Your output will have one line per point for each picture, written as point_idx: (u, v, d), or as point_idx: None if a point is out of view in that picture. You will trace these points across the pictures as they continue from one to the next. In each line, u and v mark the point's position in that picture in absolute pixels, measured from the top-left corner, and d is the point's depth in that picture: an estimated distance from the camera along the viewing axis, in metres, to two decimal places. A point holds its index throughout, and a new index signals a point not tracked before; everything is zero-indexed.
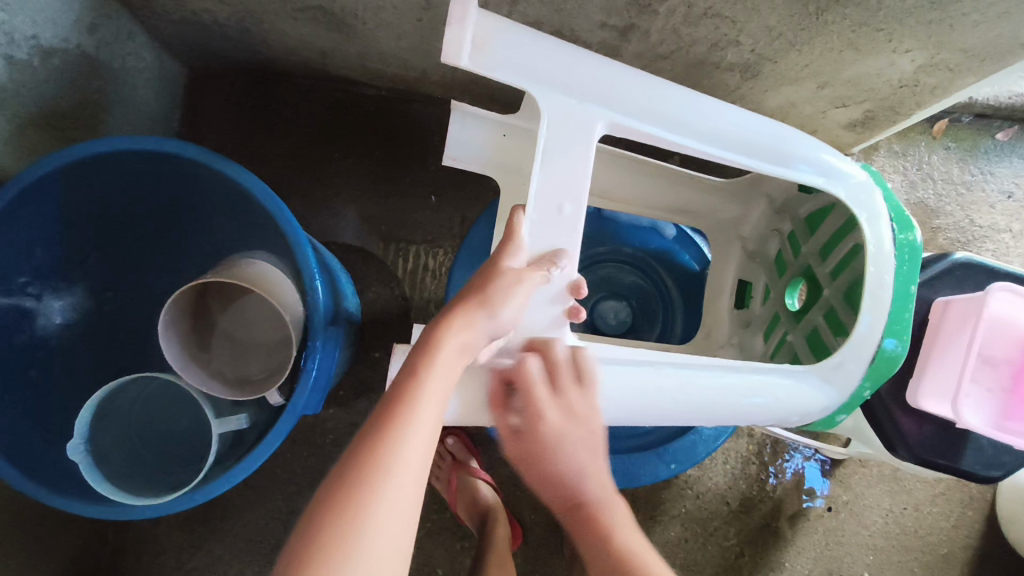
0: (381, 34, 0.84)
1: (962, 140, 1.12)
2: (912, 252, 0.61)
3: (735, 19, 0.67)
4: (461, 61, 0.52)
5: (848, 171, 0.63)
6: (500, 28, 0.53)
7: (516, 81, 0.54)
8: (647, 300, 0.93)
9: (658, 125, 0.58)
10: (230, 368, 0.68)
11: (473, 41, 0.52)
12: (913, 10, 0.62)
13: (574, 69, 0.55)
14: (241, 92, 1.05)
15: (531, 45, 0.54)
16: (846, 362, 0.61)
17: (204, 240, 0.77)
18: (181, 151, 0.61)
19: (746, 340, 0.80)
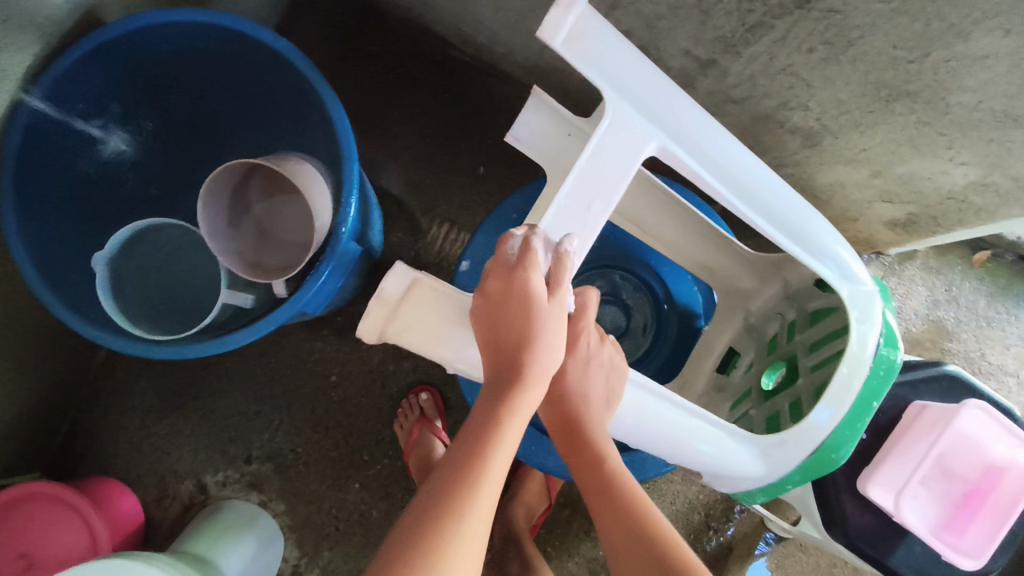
0: (484, 1, 0.89)
1: (998, 276, 1.13)
2: (887, 373, 0.59)
3: (810, 82, 0.70)
4: (553, 42, 0.54)
5: (860, 277, 0.61)
6: (599, 26, 0.55)
7: (596, 79, 0.55)
8: (639, 331, 0.87)
9: (705, 168, 0.59)
10: (250, 252, 0.71)
11: (571, 29, 0.54)
12: (977, 123, 0.63)
13: (646, 89, 0.57)
14: (339, 18, 1.11)
15: (619, 51, 0.56)
16: (789, 443, 0.60)
17: (263, 134, 0.82)
18: (274, 43, 0.66)
19: (714, 405, 0.77)
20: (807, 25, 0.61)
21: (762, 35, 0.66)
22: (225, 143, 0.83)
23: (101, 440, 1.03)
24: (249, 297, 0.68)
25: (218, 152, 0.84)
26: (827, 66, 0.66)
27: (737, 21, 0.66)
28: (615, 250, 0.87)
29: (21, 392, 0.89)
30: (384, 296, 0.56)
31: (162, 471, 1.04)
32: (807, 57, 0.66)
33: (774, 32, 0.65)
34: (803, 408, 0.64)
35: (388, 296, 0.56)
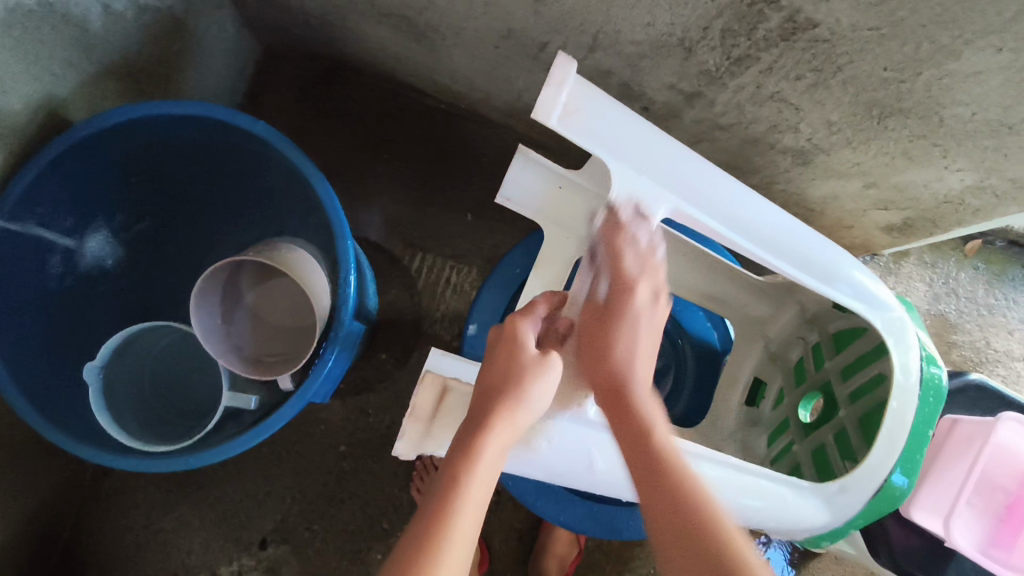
0: (456, 52, 0.88)
1: (992, 263, 1.13)
2: (939, 398, 0.58)
3: (799, 107, 0.69)
4: (548, 121, 0.52)
5: (889, 303, 0.60)
6: (590, 96, 0.53)
7: (596, 151, 0.54)
8: (658, 374, 0.84)
9: (724, 224, 0.58)
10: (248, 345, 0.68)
11: (564, 106, 0.52)
12: (972, 133, 0.63)
13: (648, 150, 0.56)
14: (309, 80, 1.10)
15: (613, 117, 0.54)
16: (851, 489, 0.58)
17: (246, 216, 0.79)
18: (252, 126, 0.64)
19: (750, 441, 0.74)
20: (794, 55, 0.61)
21: (748, 67, 0.65)
22: (209, 227, 0.80)
23: (104, 543, 0.98)
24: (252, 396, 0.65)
25: (201, 238, 0.80)
26: (816, 91, 0.65)
27: (721, 55, 0.65)
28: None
29: (15, 508, 0.84)
30: (415, 404, 0.57)
31: (173, 567, 0.99)
32: (794, 84, 0.66)
33: (760, 63, 0.64)
34: (851, 442, 0.62)
35: (419, 402, 0.57)
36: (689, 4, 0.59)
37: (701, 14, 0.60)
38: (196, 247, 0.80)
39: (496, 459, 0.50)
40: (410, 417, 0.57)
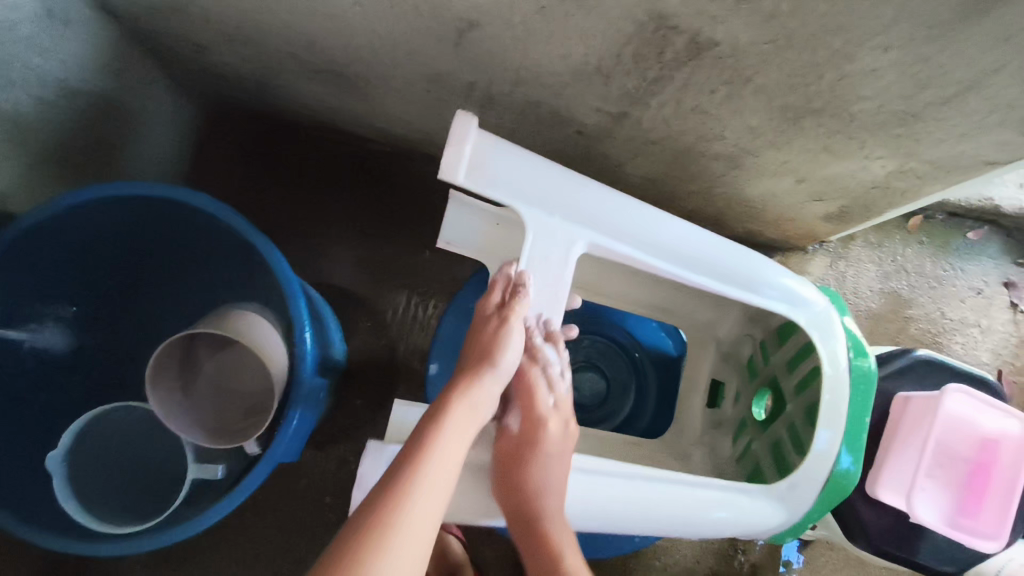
0: (390, 98, 0.90)
1: (936, 236, 1.17)
2: (869, 383, 0.61)
3: (720, 116, 0.72)
4: (456, 178, 0.55)
5: (812, 299, 0.64)
6: (499, 146, 0.56)
7: (506, 199, 0.57)
8: (620, 390, 0.86)
9: (640, 251, 0.62)
10: (210, 412, 0.67)
11: (470, 160, 0.55)
12: (881, 124, 0.66)
13: (561, 191, 0.59)
14: (253, 139, 1.12)
15: (522, 163, 0.57)
16: (799, 484, 0.61)
17: (198, 284, 0.79)
18: (193, 199, 0.65)
19: (716, 442, 0.75)
20: (704, 70, 0.63)
21: (664, 86, 0.68)
22: (165, 298, 0.80)
23: None
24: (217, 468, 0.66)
25: (157, 312, 0.81)
26: (731, 101, 0.68)
27: (638, 77, 0.68)
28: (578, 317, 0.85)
29: None
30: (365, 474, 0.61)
31: None
32: (711, 96, 0.68)
33: (674, 81, 0.67)
34: (801, 432, 0.63)
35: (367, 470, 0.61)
36: (598, 34, 0.61)
37: (610, 43, 0.62)
38: (153, 320, 0.80)
39: (451, 462, 0.53)
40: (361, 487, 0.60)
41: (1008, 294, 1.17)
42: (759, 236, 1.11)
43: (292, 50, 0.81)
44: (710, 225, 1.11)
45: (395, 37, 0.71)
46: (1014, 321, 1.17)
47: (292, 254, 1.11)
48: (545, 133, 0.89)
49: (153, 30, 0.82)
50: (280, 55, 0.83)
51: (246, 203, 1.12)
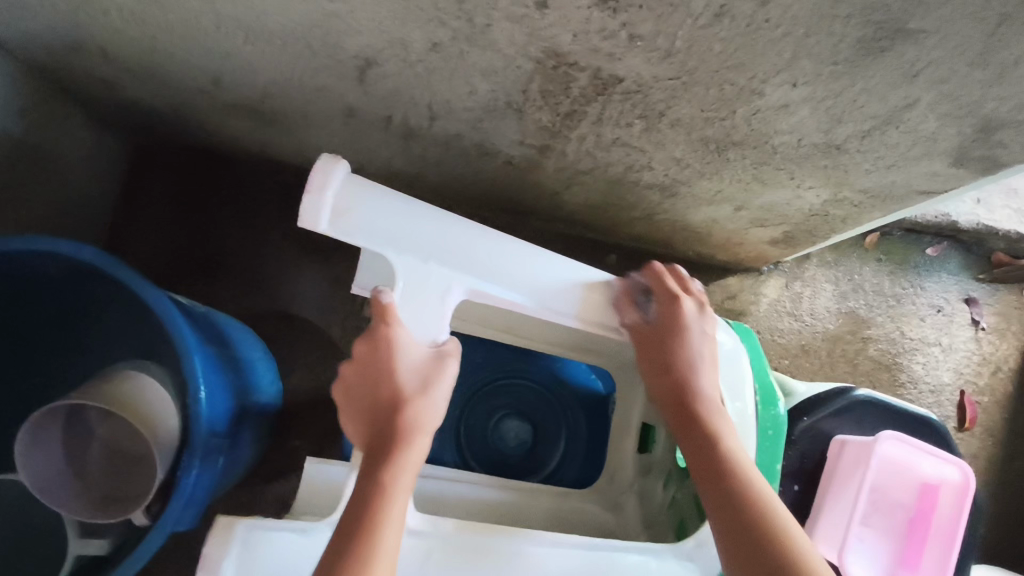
0: (312, 131, 0.86)
1: (893, 253, 1.14)
2: (778, 432, 0.60)
3: (644, 148, 0.69)
4: (317, 226, 0.50)
5: (725, 342, 0.61)
6: (366, 192, 0.51)
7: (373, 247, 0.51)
8: (548, 438, 0.83)
9: (528, 298, 0.56)
10: (101, 483, 0.63)
11: (333, 208, 0.50)
12: (806, 156, 0.63)
13: (437, 236, 0.52)
14: (184, 173, 1.08)
15: (393, 207, 0.51)
16: (710, 541, 0.55)
17: (98, 348, 0.73)
18: (77, 253, 0.60)
19: (647, 488, 0.71)
20: (615, 106, 0.60)
21: (579, 120, 0.64)
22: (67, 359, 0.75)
23: None
24: (103, 542, 0.63)
25: (50, 381, 0.73)
26: (651, 134, 0.65)
27: (551, 112, 0.64)
28: (504, 362, 0.84)
29: None
30: (213, 553, 0.47)
31: None
32: (628, 130, 0.65)
33: (589, 115, 0.63)
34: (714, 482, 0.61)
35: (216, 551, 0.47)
36: (498, 71, 0.57)
37: (513, 79, 0.58)
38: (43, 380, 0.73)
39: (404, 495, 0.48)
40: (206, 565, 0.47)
41: (968, 310, 1.15)
42: (711, 259, 1.08)
43: (201, 86, 0.77)
44: (659, 249, 1.07)
45: (297, 73, 0.67)
46: (975, 339, 1.14)
47: (226, 290, 1.07)
48: (474, 164, 0.85)
49: (56, 68, 0.78)
50: (191, 90, 0.79)
51: (177, 238, 1.07)
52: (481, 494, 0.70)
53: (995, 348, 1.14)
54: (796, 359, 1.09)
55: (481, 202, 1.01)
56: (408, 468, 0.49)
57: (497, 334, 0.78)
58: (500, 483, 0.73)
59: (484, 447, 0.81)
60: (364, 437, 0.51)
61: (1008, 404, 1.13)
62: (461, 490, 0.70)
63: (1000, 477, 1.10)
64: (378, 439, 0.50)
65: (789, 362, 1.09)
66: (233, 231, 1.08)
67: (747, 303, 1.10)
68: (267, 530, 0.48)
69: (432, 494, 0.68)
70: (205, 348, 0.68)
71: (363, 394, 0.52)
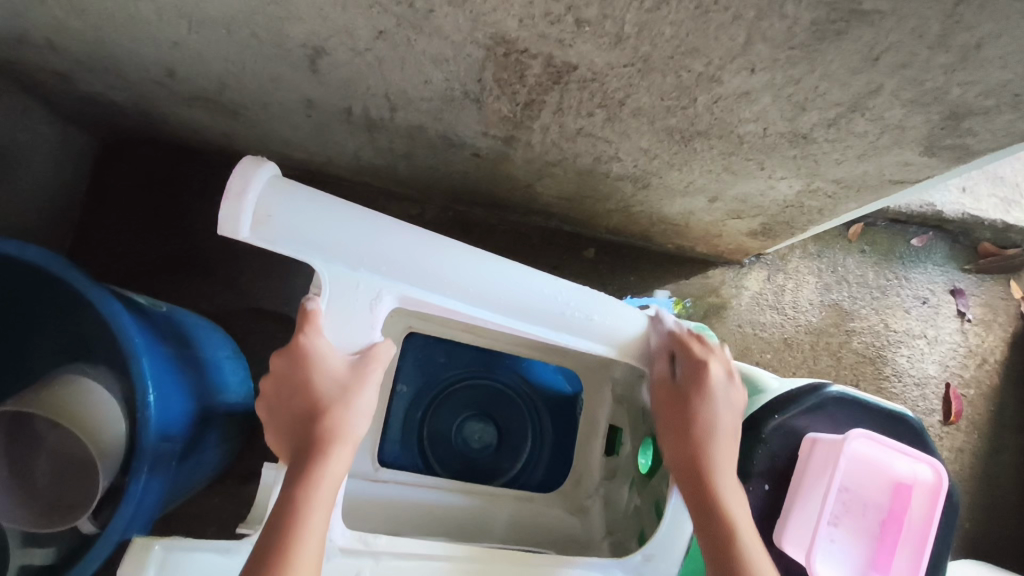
0: (275, 124, 0.83)
1: (878, 244, 1.12)
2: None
3: (609, 139, 0.66)
4: (239, 234, 0.49)
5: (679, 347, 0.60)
6: (289, 198, 0.49)
7: (297, 254, 0.51)
8: (515, 441, 0.82)
9: (462, 301, 0.55)
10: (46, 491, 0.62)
11: (253, 216, 0.49)
12: (773, 146, 0.61)
13: (365, 242, 0.52)
14: (153, 167, 1.06)
15: (319, 213, 0.50)
16: (655, 557, 0.56)
17: (50, 350, 0.71)
18: (21, 252, 0.58)
19: (613, 494, 0.71)
20: (573, 95, 0.58)
21: (539, 110, 0.62)
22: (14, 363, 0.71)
23: None
24: (48, 550, 0.62)
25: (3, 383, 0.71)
26: (614, 124, 0.62)
27: (510, 102, 0.62)
28: (469, 360, 0.82)
29: None
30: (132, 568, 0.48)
31: None
32: (591, 120, 0.62)
33: (548, 105, 0.61)
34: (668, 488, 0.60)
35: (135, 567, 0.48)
36: (450, 59, 0.55)
37: (466, 68, 0.56)
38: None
39: (326, 507, 0.48)
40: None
41: (955, 302, 1.13)
42: (691, 250, 1.05)
43: (156, 77, 0.75)
44: (638, 241, 1.05)
45: (249, 63, 0.65)
46: (961, 331, 1.12)
47: (197, 287, 1.05)
48: (442, 156, 0.83)
49: (7, 60, 0.76)
50: (147, 82, 0.77)
51: (146, 233, 1.05)
52: (441, 500, 0.71)
53: (981, 340, 1.12)
54: (779, 353, 1.07)
55: (455, 195, 0.99)
56: (330, 477, 0.49)
57: (463, 336, 0.77)
58: (462, 490, 0.74)
59: (449, 450, 0.80)
60: (288, 452, 0.51)
61: (994, 397, 1.11)
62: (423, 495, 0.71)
63: (984, 471, 1.08)
64: (300, 449, 0.49)
65: (771, 356, 1.07)
66: (203, 227, 1.06)
67: (729, 296, 1.08)
68: (188, 553, 0.49)
69: (394, 497, 0.70)
70: (157, 348, 0.66)
71: (285, 403, 0.51)
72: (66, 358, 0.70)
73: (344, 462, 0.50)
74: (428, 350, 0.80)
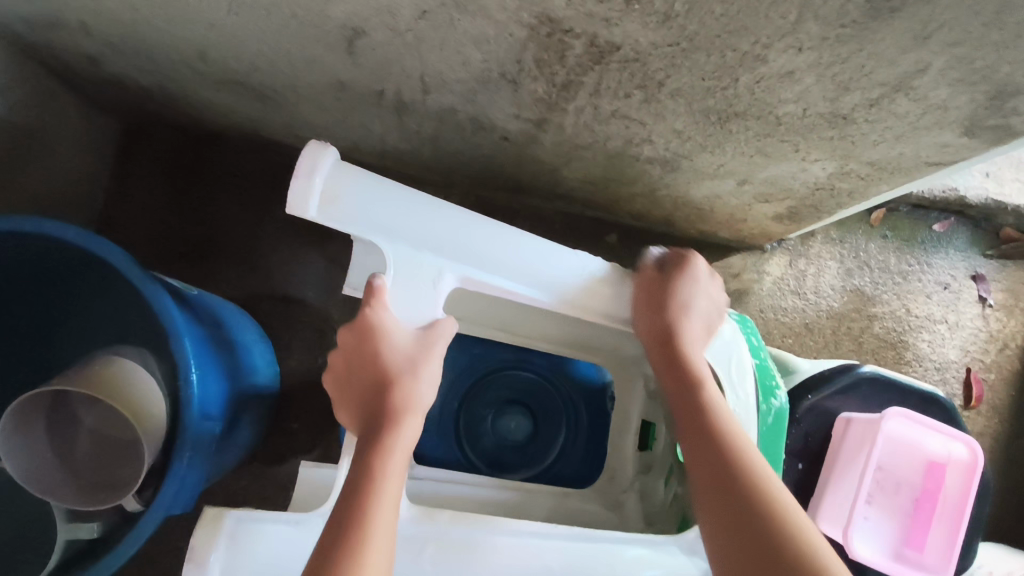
0: (304, 107, 0.84)
1: (900, 229, 1.12)
2: (777, 419, 0.60)
3: (643, 121, 0.66)
4: (308, 214, 0.50)
5: (720, 331, 0.61)
6: (354, 180, 0.51)
7: (363, 233, 0.51)
8: (548, 434, 0.83)
9: (515, 282, 0.57)
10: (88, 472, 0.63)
11: (322, 195, 0.50)
12: (811, 127, 0.61)
13: (426, 223, 0.53)
14: (176, 152, 1.07)
15: (383, 193, 0.52)
16: None
17: (95, 331, 0.73)
18: (63, 234, 0.58)
19: (649, 487, 0.72)
20: (613, 75, 0.58)
21: (576, 91, 0.62)
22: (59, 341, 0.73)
23: None
24: (93, 525, 0.63)
25: (44, 363, 0.73)
26: (650, 105, 0.62)
27: (547, 83, 0.62)
28: (499, 353, 0.82)
29: None
30: (201, 538, 0.49)
31: None
32: (627, 101, 0.62)
33: (586, 86, 0.61)
34: None
35: (203, 538, 0.49)
36: (491, 39, 0.55)
37: (506, 48, 0.56)
38: (35, 362, 0.72)
39: (398, 478, 0.49)
40: (194, 547, 0.48)
41: (976, 287, 1.13)
42: (713, 236, 1.06)
43: (187, 60, 0.75)
44: (661, 226, 1.05)
45: (283, 44, 0.65)
46: (982, 315, 1.12)
47: (221, 271, 1.05)
48: (470, 140, 0.83)
49: (37, 43, 0.76)
50: (177, 65, 0.77)
51: (168, 218, 1.06)
52: (483, 493, 0.72)
53: (1002, 325, 1.12)
54: (800, 338, 1.08)
55: (479, 179, 0.99)
56: (402, 448, 0.50)
57: (495, 331, 0.79)
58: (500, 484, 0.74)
59: (481, 445, 0.80)
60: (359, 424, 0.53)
61: (1015, 382, 1.11)
62: (463, 490, 0.72)
63: (1004, 455, 1.09)
64: (376, 422, 0.51)
65: (792, 341, 1.08)
66: (226, 212, 1.06)
67: (750, 281, 1.08)
68: (256, 525, 0.50)
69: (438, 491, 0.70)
70: (195, 331, 0.66)
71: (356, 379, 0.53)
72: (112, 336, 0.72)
73: (413, 433, 0.52)
74: (463, 341, 0.81)
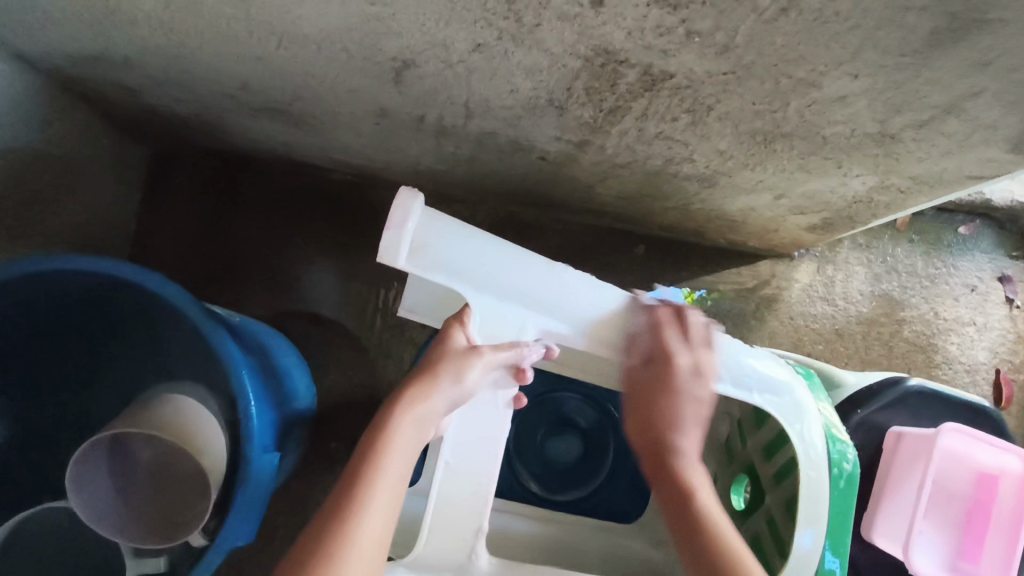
0: (340, 132, 0.84)
1: (927, 232, 1.13)
2: (849, 484, 0.61)
3: (686, 142, 0.67)
4: (397, 260, 0.54)
5: (786, 383, 0.63)
6: (443, 230, 0.55)
7: (447, 280, 0.56)
8: (595, 456, 0.84)
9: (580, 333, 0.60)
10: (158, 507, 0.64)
11: (412, 245, 0.54)
12: (857, 146, 0.61)
13: (506, 274, 0.57)
14: (207, 176, 1.08)
15: (469, 244, 0.56)
16: None
17: (144, 360, 0.74)
18: (120, 272, 0.59)
19: None
20: (662, 101, 0.58)
21: (622, 116, 0.63)
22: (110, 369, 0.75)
23: None
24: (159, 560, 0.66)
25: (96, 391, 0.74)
26: (696, 128, 0.63)
27: (594, 108, 0.62)
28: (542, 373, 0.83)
29: None
30: None
31: None
32: (673, 124, 0.63)
33: (633, 111, 0.62)
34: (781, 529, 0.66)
35: None
36: (543, 70, 0.56)
37: (558, 78, 0.57)
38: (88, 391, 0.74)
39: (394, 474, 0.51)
40: None
41: (1003, 289, 1.13)
42: (742, 245, 1.06)
43: (228, 90, 0.76)
44: (691, 237, 1.06)
45: (329, 75, 0.66)
46: (1010, 317, 1.13)
47: (255, 294, 1.06)
48: (507, 160, 0.84)
49: (77, 76, 0.77)
50: (216, 94, 0.78)
51: (201, 241, 1.07)
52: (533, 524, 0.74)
53: None
54: (830, 344, 1.09)
55: (511, 197, 1.00)
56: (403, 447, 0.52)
57: None
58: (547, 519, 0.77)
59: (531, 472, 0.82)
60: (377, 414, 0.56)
61: None
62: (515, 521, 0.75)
63: None
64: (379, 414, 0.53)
65: (822, 347, 1.09)
66: (258, 235, 1.07)
67: (780, 289, 1.09)
68: None
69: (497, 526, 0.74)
70: (247, 362, 0.67)
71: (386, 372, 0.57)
72: (162, 365, 0.73)
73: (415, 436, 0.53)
74: None
